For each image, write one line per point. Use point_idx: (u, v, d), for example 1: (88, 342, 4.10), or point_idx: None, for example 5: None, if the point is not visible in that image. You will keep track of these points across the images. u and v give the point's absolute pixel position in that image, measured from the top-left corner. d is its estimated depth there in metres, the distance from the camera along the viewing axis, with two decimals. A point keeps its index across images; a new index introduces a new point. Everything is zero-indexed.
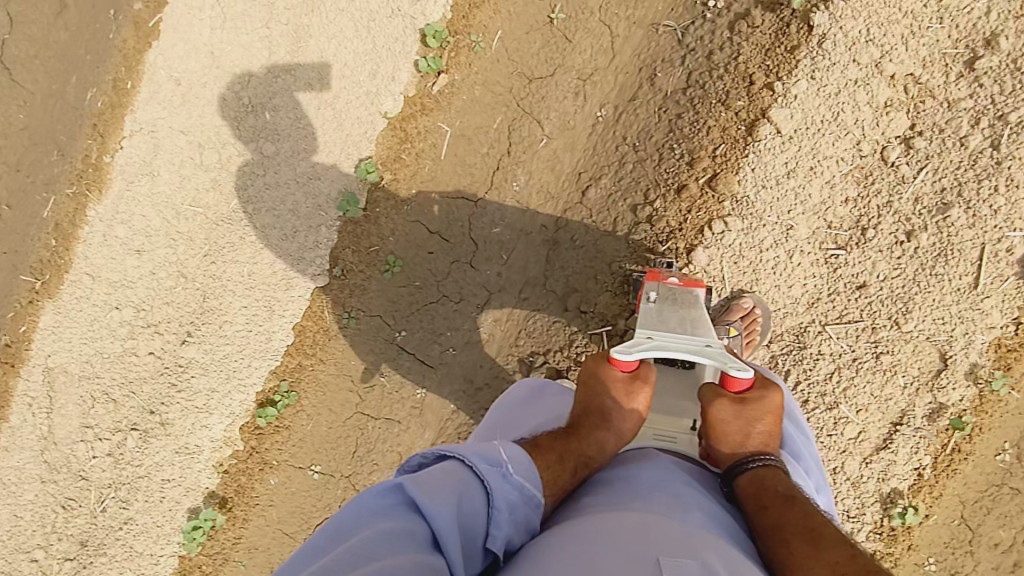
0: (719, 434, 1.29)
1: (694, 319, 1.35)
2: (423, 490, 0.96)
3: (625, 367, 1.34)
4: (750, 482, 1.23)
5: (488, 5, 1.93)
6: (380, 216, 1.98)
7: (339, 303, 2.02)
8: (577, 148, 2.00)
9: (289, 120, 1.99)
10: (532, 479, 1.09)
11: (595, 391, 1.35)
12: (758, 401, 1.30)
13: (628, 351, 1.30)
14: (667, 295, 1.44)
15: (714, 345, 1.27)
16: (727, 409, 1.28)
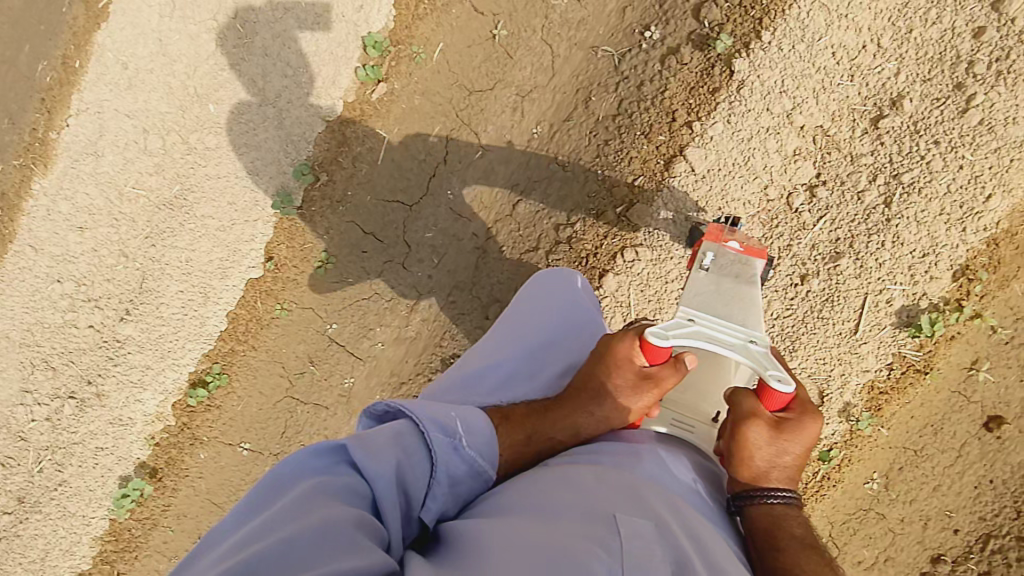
0: (745, 457, 1.17)
1: (748, 298, 1.37)
2: (367, 450, 1.01)
3: (655, 355, 1.26)
4: (766, 516, 1.13)
5: (431, 17, 1.98)
6: (315, 213, 2.05)
7: (272, 295, 2.10)
8: (512, 162, 2.06)
9: (232, 114, 2.04)
10: (482, 452, 1.13)
11: (601, 371, 1.31)
12: (795, 431, 1.18)
13: (664, 335, 1.25)
14: (722, 268, 1.44)
15: (756, 341, 1.25)
16: (761, 433, 1.16)
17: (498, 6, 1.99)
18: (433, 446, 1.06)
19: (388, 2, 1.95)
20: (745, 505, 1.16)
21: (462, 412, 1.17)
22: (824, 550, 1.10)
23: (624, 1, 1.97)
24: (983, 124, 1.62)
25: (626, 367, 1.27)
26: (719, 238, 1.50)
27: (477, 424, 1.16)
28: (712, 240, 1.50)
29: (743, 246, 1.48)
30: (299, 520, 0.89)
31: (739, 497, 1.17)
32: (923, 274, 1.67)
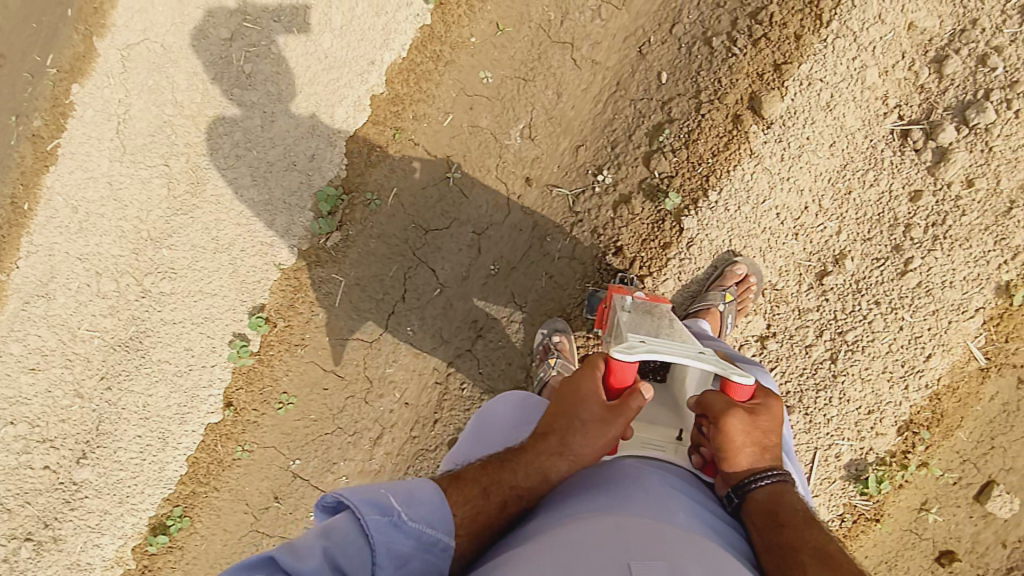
0: (732, 445, 1.16)
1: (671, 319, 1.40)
2: (294, 559, 0.93)
3: (621, 377, 1.18)
4: (765, 498, 1.14)
5: (383, 164, 1.97)
6: (273, 357, 2.04)
7: (233, 438, 2.08)
8: (470, 297, 2.05)
9: (186, 260, 2.02)
10: (429, 521, 1.04)
11: (565, 410, 1.22)
12: (763, 411, 1.20)
13: (627, 350, 1.16)
14: (641, 305, 1.46)
15: (708, 352, 1.18)
16: (742, 421, 1.17)
17: (451, 148, 1.99)
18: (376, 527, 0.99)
19: (341, 151, 1.94)
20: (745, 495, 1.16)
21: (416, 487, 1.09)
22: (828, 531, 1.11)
23: (577, 140, 1.99)
24: (921, 286, 1.70)
25: (593, 399, 1.19)
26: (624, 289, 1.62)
27: (420, 494, 1.07)
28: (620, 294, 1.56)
29: (648, 294, 1.56)
30: None
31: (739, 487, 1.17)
32: (868, 430, 1.75)
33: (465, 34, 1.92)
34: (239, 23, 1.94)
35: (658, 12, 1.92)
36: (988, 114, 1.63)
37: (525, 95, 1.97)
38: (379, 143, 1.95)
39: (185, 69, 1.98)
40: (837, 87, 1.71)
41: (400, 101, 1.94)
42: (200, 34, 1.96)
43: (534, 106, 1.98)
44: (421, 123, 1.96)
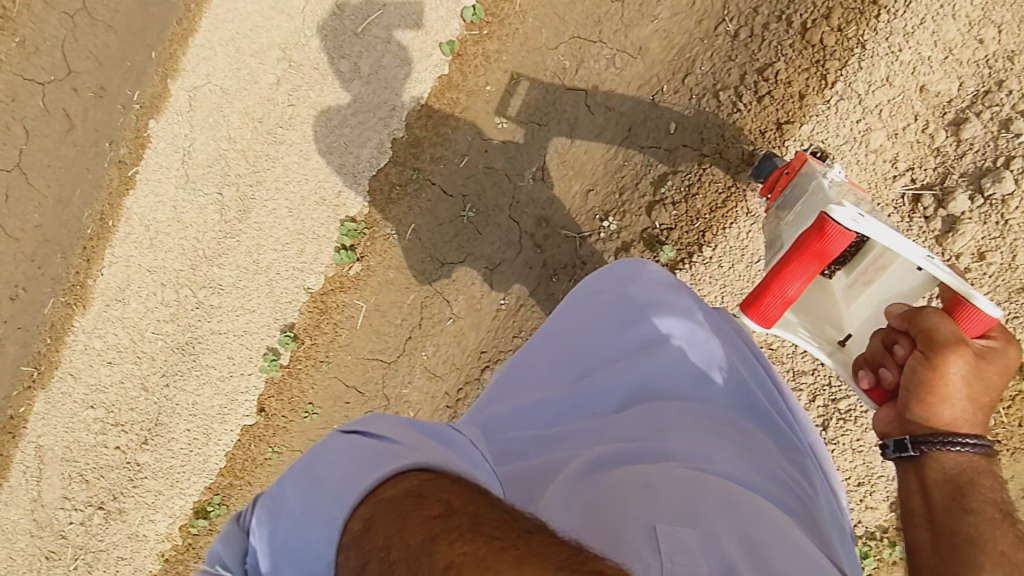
0: (949, 391, 1.22)
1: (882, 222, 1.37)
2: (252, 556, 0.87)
3: (830, 239, 1.29)
4: (952, 463, 1.25)
5: (403, 201, 2.11)
6: (301, 371, 2.26)
7: (266, 441, 2.32)
8: (481, 328, 2.19)
9: (233, 278, 2.28)
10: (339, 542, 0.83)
11: None
12: (995, 360, 1.25)
13: (845, 215, 1.26)
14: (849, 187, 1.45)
15: (934, 259, 1.25)
16: (964, 365, 1.21)
17: (467, 188, 2.09)
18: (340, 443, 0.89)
19: (364, 189, 2.10)
20: (926, 450, 1.25)
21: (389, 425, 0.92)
22: (1015, 516, 1.22)
23: (589, 183, 2.04)
24: None
25: None
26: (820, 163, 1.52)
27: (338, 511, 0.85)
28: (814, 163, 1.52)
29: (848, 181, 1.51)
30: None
31: (919, 438, 1.25)
32: (856, 502, 1.75)
33: (481, 82, 2.01)
34: (284, 70, 2.15)
35: (673, 62, 1.95)
36: (1005, 185, 1.55)
37: (538, 139, 2.05)
38: (399, 182, 2.09)
39: (239, 109, 2.22)
40: (839, 149, 1.67)
41: (419, 143, 2.07)
42: (251, 79, 2.19)
43: (547, 150, 2.05)
44: (437, 164, 2.08)
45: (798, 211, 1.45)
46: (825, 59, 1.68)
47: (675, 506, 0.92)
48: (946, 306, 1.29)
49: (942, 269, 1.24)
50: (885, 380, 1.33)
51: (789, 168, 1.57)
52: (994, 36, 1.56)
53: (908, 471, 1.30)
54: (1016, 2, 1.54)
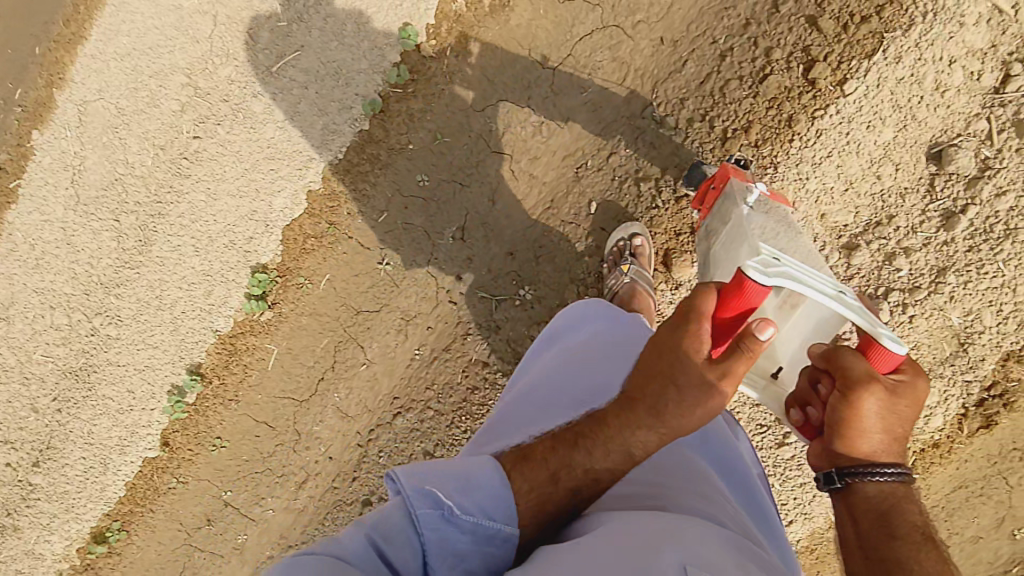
0: (864, 428, 1.06)
1: (792, 243, 1.45)
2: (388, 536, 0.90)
3: (753, 297, 1.11)
4: (877, 495, 1.08)
5: (317, 252, 2.06)
6: (209, 408, 2.21)
7: (169, 472, 2.28)
8: (394, 374, 2.17)
9: (132, 309, 2.15)
10: (484, 509, 0.91)
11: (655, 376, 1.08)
12: (911, 386, 1.08)
13: (763, 271, 1.09)
14: (767, 206, 1.48)
15: (848, 294, 1.14)
16: (877, 401, 1.06)
17: (384, 242, 2.06)
18: (421, 528, 0.89)
19: (277, 238, 2.04)
20: (851, 482, 1.08)
21: (466, 467, 0.95)
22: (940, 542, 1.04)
23: (509, 245, 2.04)
24: (795, 457, 1.80)
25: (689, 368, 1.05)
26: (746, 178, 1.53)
27: (481, 476, 0.93)
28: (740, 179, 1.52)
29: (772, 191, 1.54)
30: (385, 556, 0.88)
31: (846, 471, 1.09)
32: None
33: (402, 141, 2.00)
34: (190, 97, 2.02)
35: (600, 136, 1.94)
36: (881, 315, 1.69)
37: (460, 199, 2.03)
38: (313, 233, 2.04)
39: (139, 133, 2.05)
40: None
41: (336, 196, 2.02)
42: (152, 102, 2.03)
43: (469, 210, 2.04)
44: (353, 219, 2.04)
45: (722, 237, 1.50)
46: None
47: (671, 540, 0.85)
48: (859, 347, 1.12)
49: (865, 315, 1.09)
50: (812, 418, 1.17)
51: (714, 184, 1.58)
52: (892, 172, 1.66)
53: (841, 509, 1.11)
54: (915, 143, 1.64)
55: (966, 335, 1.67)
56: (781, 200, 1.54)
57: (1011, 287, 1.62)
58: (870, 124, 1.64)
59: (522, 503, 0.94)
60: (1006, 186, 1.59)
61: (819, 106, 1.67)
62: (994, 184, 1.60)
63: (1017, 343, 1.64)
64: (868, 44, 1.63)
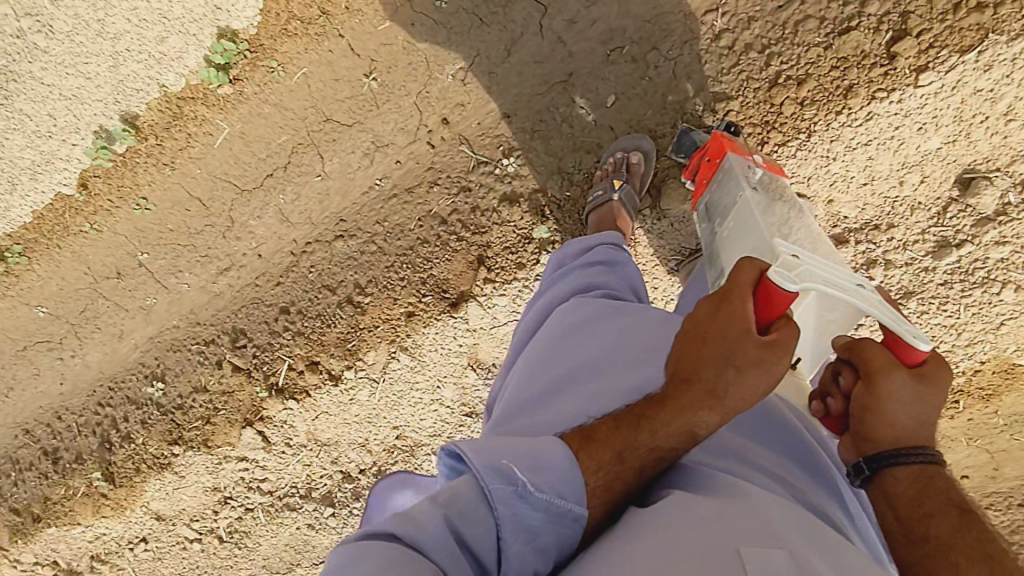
0: (884, 416, 0.96)
1: (802, 218, 1.35)
2: (458, 510, 0.85)
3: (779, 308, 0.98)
4: (911, 476, 0.93)
5: (301, 39, 1.85)
6: (137, 165, 2.03)
7: (83, 216, 2.13)
8: (347, 197, 2.04)
9: (68, 23, 1.83)
10: (561, 489, 0.88)
11: (712, 352, 0.97)
12: (936, 377, 0.96)
13: (790, 278, 0.96)
14: (764, 181, 1.40)
15: (868, 287, 1.02)
16: (898, 385, 0.95)
17: (376, 54, 1.85)
18: (496, 503, 0.85)
19: (254, 6, 1.79)
20: (880, 473, 0.95)
21: (532, 442, 0.92)
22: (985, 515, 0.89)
23: (509, 107, 1.86)
24: None
25: (743, 340, 0.94)
26: (742, 152, 1.45)
27: (547, 454, 0.90)
28: (733, 154, 1.44)
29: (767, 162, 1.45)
30: (459, 525, 0.84)
31: (875, 458, 0.96)
32: None
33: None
34: None
35: (647, 24, 1.72)
36: None
37: (474, 36, 1.81)
38: (300, 17, 1.82)
39: None
40: None
41: None
42: None
43: (480, 52, 1.82)
44: (350, 17, 1.82)
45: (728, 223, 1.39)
46: (775, 124, 1.61)
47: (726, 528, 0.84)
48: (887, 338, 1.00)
49: (895, 318, 0.97)
50: (833, 409, 1.06)
51: (707, 157, 1.48)
52: (916, 182, 1.58)
53: (883, 504, 0.95)
54: (953, 162, 1.54)
55: None
56: (777, 172, 1.46)
57: (957, 330, 1.66)
58: (922, 127, 1.52)
59: (590, 483, 0.91)
60: (1009, 237, 1.55)
61: (885, 86, 1.51)
62: (999, 232, 1.55)
63: None
64: (968, 37, 1.43)
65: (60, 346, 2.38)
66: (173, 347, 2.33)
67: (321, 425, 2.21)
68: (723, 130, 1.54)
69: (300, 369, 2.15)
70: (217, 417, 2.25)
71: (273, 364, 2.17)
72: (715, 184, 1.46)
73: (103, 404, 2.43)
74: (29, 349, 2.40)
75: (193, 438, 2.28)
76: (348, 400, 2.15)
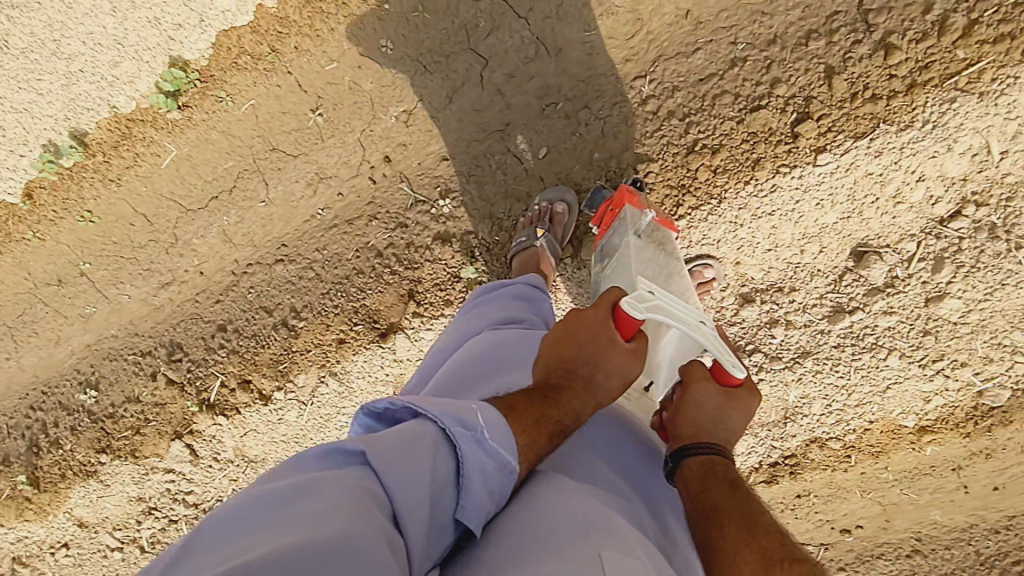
0: (690, 417, 1.21)
1: (674, 265, 1.54)
2: (402, 450, 0.83)
3: (628, 328, 1.22)
4: (700, 465, 1.14)
5: (250, 72, 1.92)
6: (83, 179, 2.06)
7: (26, 224, 2.15)
8: (290, 223, 2.11)
9: (26, 37, 1.83)
10: (508, 443, 0.92)
11: (588, 351, 1.17)
12: (738, 398, 1.21)
13: (636, 305, 1.20)
14: (651, 231, 1.58)
15: (706, 324, 1.21)
16: (704, 395, 1.21)
17: (324, 91, 1.93)
18: (457, 442, 0.87)
19: (206, 39, 1.85)
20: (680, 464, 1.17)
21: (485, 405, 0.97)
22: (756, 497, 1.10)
23: (447, 151, 1.94)
24: None
25: (610, 347, 1.18)
26: (639, 204, 1.60)
27: (494, 413, 0.95)
28: (632, 206, 1.59)
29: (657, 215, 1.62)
30: (405, 461, 0.82)
31: (676, 451, 1.19)
32: None
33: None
34: None
35: (580, 83, 1.82)
36: None
37: (417, 82, 1.89)
38: (250, 52, 1.89)
39: None
40: None
41: (287, 24, 1.86)
42: None
43: (422, 97, 1.90)
44: (298, 56, 1.90)
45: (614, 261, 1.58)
46: (689, 188, 1.70)
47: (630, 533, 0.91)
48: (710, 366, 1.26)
49: (721, 348, 1.20)
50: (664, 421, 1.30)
51: (609, 206, 1.65)
52: (814, 252, 1.69)
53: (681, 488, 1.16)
54: (847, 236, 1.66)
55: (792, 412, 1.84)
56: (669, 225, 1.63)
57: (848, 391, 1.77)
58: (819, 202, 1.63)
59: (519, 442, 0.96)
60: (895, 308, 1.67)
61: (788, 162, 1.62)
62: (887, 302, 1.67)
63: (825, 432, 1.86)
64: (862, 125, 1.55)
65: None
66: (109, 355, 2.35)
67: (249, 442, 2.25)
68: (630, 184, 1.67)
69: (232, 387, 2.19)
70: (147, 428, 2.28)
71: (206, 380, 2.21)
72: (614, 229, 1.61)
73: (35, 408, 2.43)
74: None
75: (122, 448, 2.31)
76: (276, 420, 2.19)
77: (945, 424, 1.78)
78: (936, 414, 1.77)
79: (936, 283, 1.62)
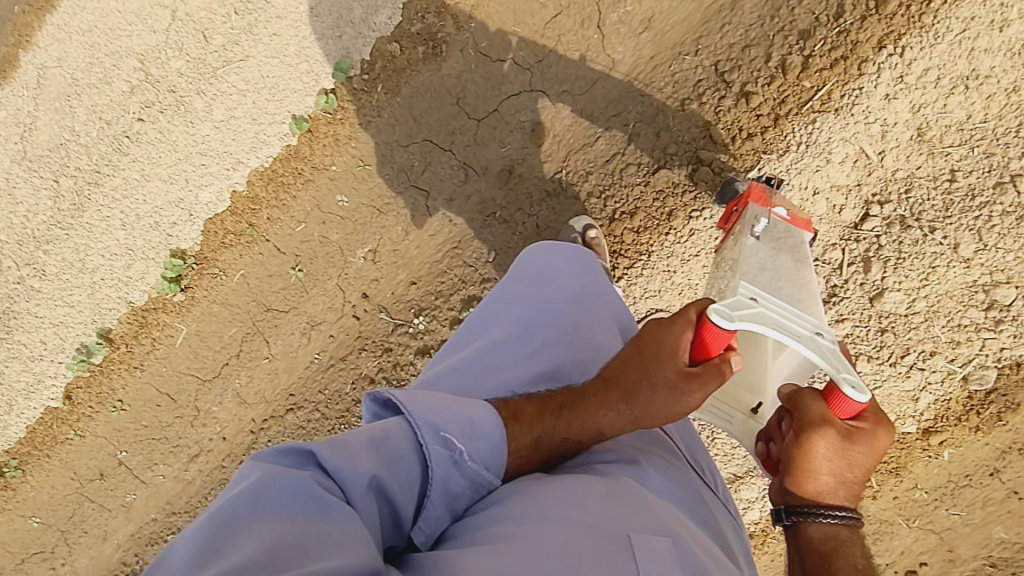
0: (811, 468, 1.12)
1: (802, 274, 1.38)
2: (352, 456, 0.95)
3: (712, 337, 1.15)
4: (821, 531, 1.11)
5: (236, 248, 2.23)
6: (113, 372, 2.35)
7: (70, 424, 2.41)
8: (292, 373, 2.29)
9: (60, 264, 2.28)
10: (486, 457, 1.07)
11: (646, 365, 1.20)
12: (865, 439, 1.11)
13: (726, 315, 1.12)
14: (774, 231, 1.46)
15: (822, 337, 1.15)
16: (829, 444, 1.11)
17: (299, 250, 2.21)
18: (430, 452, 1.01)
19: (197, 228, 2.22)
20: (799, 520, 1.13)
21: (468, 409, 1.08)
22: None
23: (414, 275, 2.16)
24: None
25: (669, 363, 1.17)
26: (766, 202, 1.52)
27: (479, 421, 1.08)
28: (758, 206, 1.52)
29: (790, 215, 1.50)
30: (356, 461, 0.94)
31: (794, 509, 1.14)
32: None
33: (326, 162, 2.15)
34: (140, 81, 2.15)
35: (510, 190, 2.05)
36: None
37: (375, 224, 2.16)
38: (232, 231, 2.21)
39: (87, 106, 2.17)
40: None
41: (258, 201, 2.20)
42: (104, 80, 2.15)
43: (383, 236, 2.17)
44: (272, 224, 2.20)
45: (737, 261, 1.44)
46: (620, 252, 1.88)
47: (621, 519, 1.02)
48: (826, 393, 1.15)
49: (832, 363, 1.12)
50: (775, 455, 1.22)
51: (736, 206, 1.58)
52: None
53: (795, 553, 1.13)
54: None
55: None
56: (804, 226, 1.50)
57: None
58: None
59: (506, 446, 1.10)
60: (846, 315, 1.71)
61: (697, 207, 1.80)
62: (836, 311, 1.71)
63: None
64: (748, 160, 1.75)
65: (50, 553, 2.53)
66: (151, 539, 2.46)
67: None
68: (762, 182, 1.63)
69: None
70: None
71: None
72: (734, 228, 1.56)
73: None
74: (25, 559, 2.55)
75: None
76: None
77: (947, 420, 1.70)
78: (933, 412, 1.71)
79: (872, 282, 1.68)
